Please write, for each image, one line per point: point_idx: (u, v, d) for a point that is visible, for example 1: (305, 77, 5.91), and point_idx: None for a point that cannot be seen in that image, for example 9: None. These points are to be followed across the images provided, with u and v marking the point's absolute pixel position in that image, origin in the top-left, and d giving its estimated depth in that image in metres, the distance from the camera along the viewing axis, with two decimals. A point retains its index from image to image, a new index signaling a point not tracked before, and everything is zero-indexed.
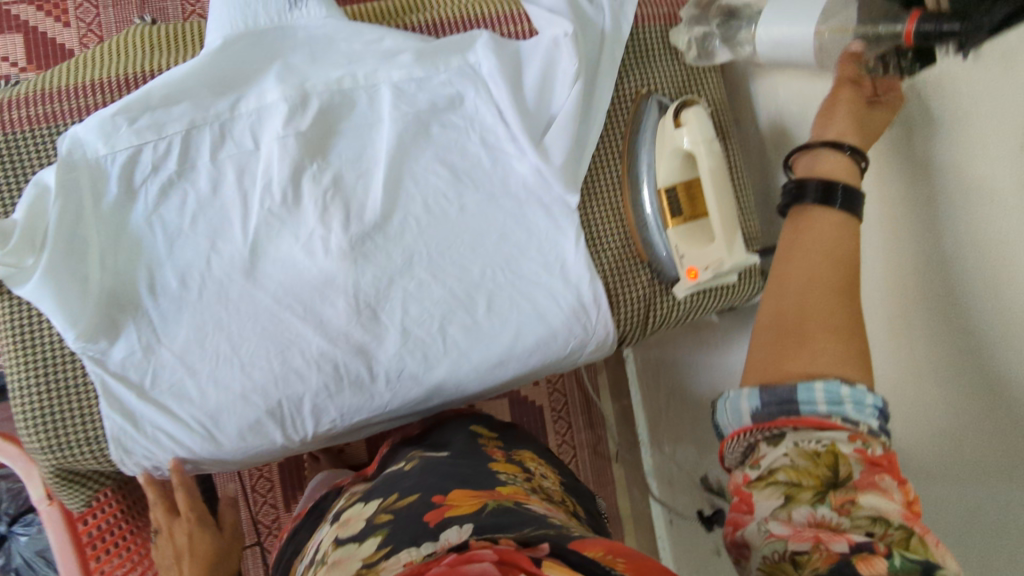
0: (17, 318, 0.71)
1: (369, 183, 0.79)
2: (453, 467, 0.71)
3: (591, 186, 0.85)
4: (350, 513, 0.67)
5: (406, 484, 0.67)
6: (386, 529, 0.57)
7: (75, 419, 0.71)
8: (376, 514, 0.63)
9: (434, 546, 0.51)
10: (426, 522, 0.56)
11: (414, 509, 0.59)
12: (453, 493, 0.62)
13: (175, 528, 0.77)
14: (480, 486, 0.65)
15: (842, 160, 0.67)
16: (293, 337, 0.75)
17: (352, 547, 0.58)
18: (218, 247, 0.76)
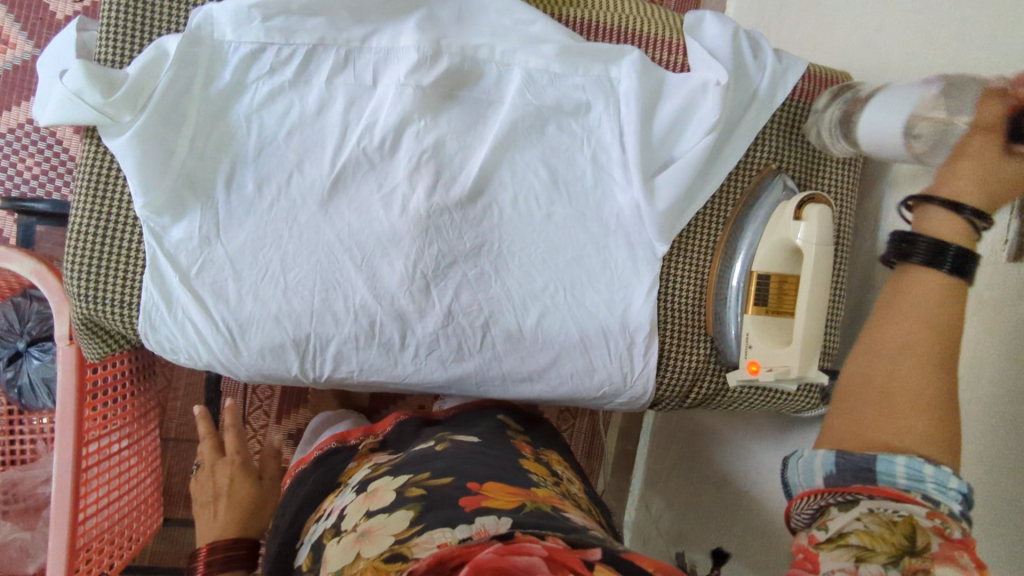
0: (97, 164, 0.71)
1: (468, 158, 0.76)
2: (486, 458, 0.70)
3: (683, 243, 0.81)
4: (379, 483, 0.67)
5: (438, 464, 0.67)
6: (421, 505, 0.58)
7: (117, 279, 0.72)
8: (406, 488, 0.63)
9: (470, 531, 0.51)
10: (462, 507, 0.57)
11: (446, 494, 0.60)
12: (488, 484, 0.63)
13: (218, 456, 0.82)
14: (513, 482, 0.65)
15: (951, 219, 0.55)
16: (342, 280, 0.74)
17: (383, 516, 0.59)
18: (303, 167, 0.74)
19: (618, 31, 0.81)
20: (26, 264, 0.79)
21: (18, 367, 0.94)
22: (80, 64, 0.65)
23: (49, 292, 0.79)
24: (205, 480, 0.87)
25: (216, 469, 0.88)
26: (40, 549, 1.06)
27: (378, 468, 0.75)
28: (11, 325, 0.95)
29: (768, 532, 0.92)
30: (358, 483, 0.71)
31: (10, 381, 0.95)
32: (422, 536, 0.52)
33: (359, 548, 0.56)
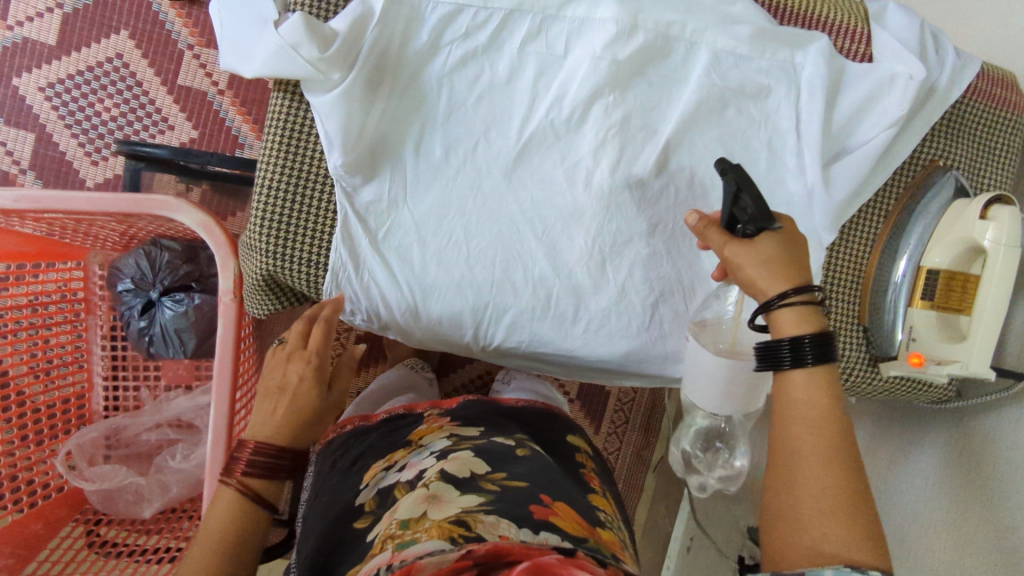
0: (291, 120, 0.69)
1: (650, 136, 0.76)
2: (561, 479, 0.71)
3: (847, 233, 0.82)
4: (461, 455, 0.71)
5: (516, 466, 0.69)
6: (492, 495, 0.60)
7: (305, 237, 0.71)
8: (482, 480, 0.65)
9: (533, 537, 0.53)
10: (531, 512, 0.58)
11: (520, 494, 0.62)
12: (558, 501, 0.63)
13: (293, 353, 0.70)
14: (583, 514, 0.65)
15: (801, 314, 0.54)
16: (521, 252, 0.74)
17: (454, 491, 0.62)
18: (489, 136, 0.73)
19: (806, 16, 0.80)
20: (194, 215, 0.78)
21: (151, 315, 0.95)
22: (299, 17, 0.62)
23: (216, 244, 0.78)
24: (277, 366, 0.70)
25: (291, 361, 0.70)
26: (154, 495, 1.07)
27: (454, 440, 0.77)
28: (145, 274, 0.95)
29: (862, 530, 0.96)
30: (439, 449, 0.75)
31: (143, 329, 0.95)
32: (487, 518, 0.55)
33: (428, 508, 0.59)
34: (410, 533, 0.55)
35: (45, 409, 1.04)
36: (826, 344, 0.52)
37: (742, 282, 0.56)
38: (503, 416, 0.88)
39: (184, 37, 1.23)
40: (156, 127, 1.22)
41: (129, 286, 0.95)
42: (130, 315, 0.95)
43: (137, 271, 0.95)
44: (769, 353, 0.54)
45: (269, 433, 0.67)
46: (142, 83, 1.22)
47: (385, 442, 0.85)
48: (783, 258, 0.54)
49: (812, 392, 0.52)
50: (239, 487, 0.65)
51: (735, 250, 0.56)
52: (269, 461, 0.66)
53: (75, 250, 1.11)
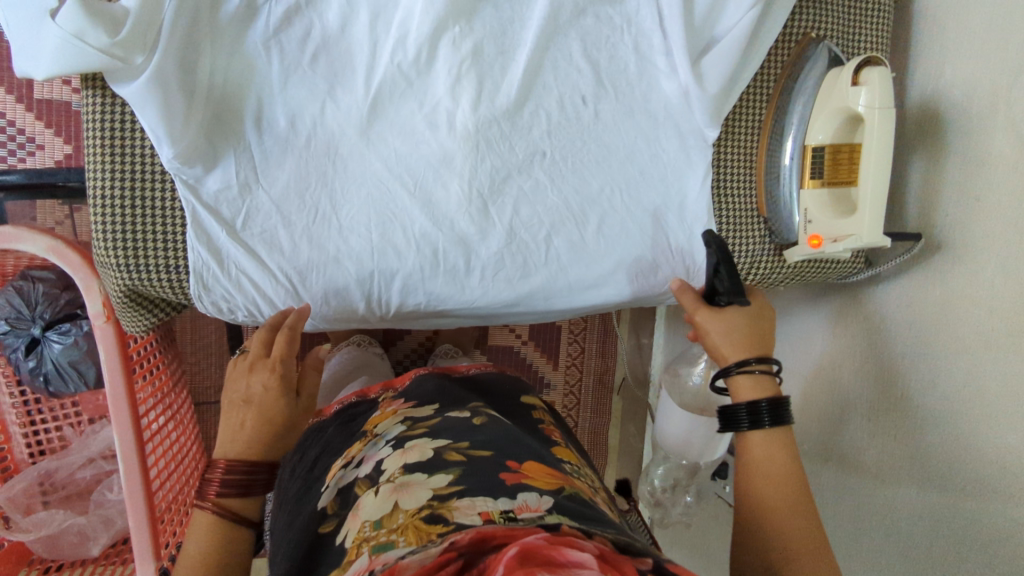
0: (107, 118, 0.63)
1: (509, 63, 0.71)
2: (523, 438, 0.75)
3: (731, 126, 0.80)
4: (418, 442, 0.74)
5: (478, 435, 0.74)
6: (460, 471, 0.64)
7: (156, 242, 0.65)
8: (446, 454, 0.70)
9: (512, 504, 0.57)
10: (504, 481, 0.62)
11: (486, 466, 0.65)
12: (527, 462, 0.67)
13: (257, 363, 0.68)
14: (551, 465, 0.70)
15: (761, 379, 0.64)
16: (396, 211, 0.70)
17: (423, 476, 0.65)
18: (335, 94, 0.68)
19: None
20: (39, 242, 0.73)
21: (38, 354, 0.89)
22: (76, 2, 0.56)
23: (72, 267, 0.73)
24: (238, 379, 0.68)
25: (253, 372, 0.67)
26: (100, 532, 1.04)
27: (407, 426, 0.85)
28: (20, 312, 0.89)
29: (806, 410, 0.97)
30: (393, 439, 0.81)
31: (34, 370, 0.89)
32: (462, 502, 0.58)
33: (398, 500, 0.62)
34: (384, 532, 0.57)
35: None
36: (780, 407, 0.61)
37: (710, 347, 0.67)
38: (454, 392, 0.97)
39: None
40: (23, 151, 1.13)
41: (6, 328, 0.89)
42: (16, 358, 0.89)
43: (12, 310, 0.89)
44: (729, 414, 0.63)
45: (239, 449, 0.65)
46: (2, 110, 1.12)
47: (342, 440, 0.93)
48: (748, 328, 0.66)
49: (768, 451, 0.60)
50: (215, 508, 0.62)
51: (706, 315, 0.67)
52: (244, 478, 0.64)
53: None
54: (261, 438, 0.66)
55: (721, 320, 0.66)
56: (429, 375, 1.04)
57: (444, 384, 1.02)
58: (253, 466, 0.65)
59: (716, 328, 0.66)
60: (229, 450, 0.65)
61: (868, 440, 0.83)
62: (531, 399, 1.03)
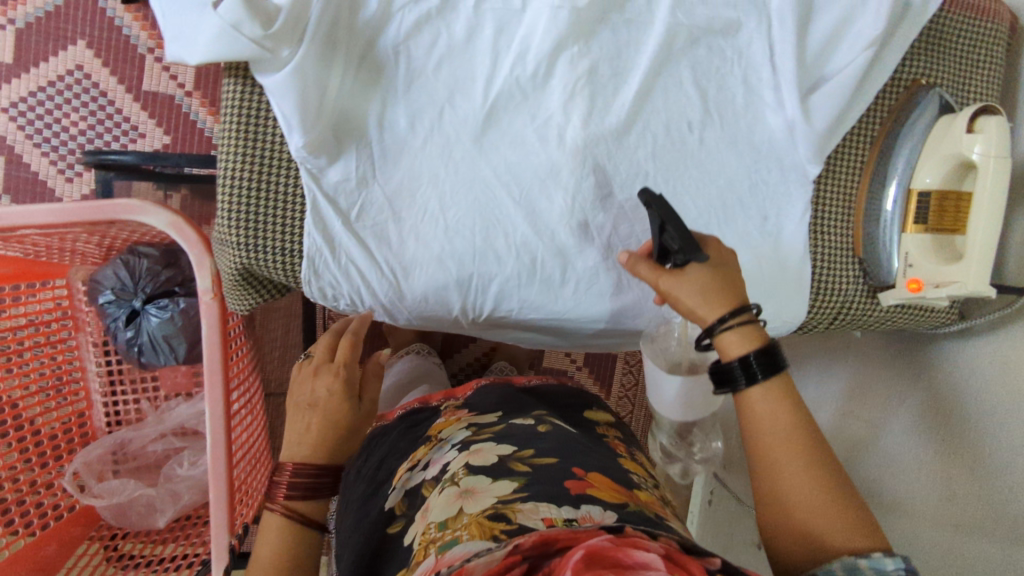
0: (245, 105, 0.67)
1: (621, 85, 0.73)
2: (587, 450, 0.77)
3: (833, 165, 0.80)
4: (484, 447, 0.77)
5: (541, 445, 0.76)
6: (524, 478, 0.67)
7: (277, 226, 0.69)
8: (512, 463, 0.71)
9: (574, 513, 0.58)
10: (568, 489, 0.64)
11: (551, 473, 0.67)
12: (592, 472, 0.69)
13: (320, 368, 0.77)
14: (617, 480, 0.71)
15: (742, 332, 0.55)
16: (501, 217, 0.72)
17: (486, 481, 0.68)
18: (454, 101, 0.71)
19: None
20: (162, 216, 0.77)
21: (137, 325, 0.94)
22: None
23: (189, 243, 0.77)
24: (305, 384, 0.76)
25: (318, 377, 0.75)
26: (166, 504, 1.06)
27: (472, 431, 0.87)
28: (124, 283, 0.93)
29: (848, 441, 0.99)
30: (458, 443, 0.83)
31: (130, 340, 0.94)
32: (525, 507, 0.59)
33: (463, 503, 0.64)
34: (449, 532, 0.60)
35: (45, 431, 1.04)
36: (770, 355, 0.54)
37: (681, 309, 0.58)
38: (515, 401, 0.99)
39: (143, 41, 1.24)
40: (127, 137, 1.24)
41: (111, 298, 0.94)
42: (116, 327, 0.94)
43: (117, 281, 0.94)
44: (723, 376, 0.56)
45: (307, 451, 0.72)
46: (112, 98, 1.23)
47: (406, 444, 0.96)
48: (719, 281, 0.57)
49: (777, 416, 0.53)
50: (285, 511, 0.68)
51: (668, 282, 0.58)
52: (309, 482, 0.70)
53: (57, 268, 1.09)
54: (325, 442, 0.73)
55: (689, 282, 0.57)
56: (487, 386, 1.07)
57: (507, 393, 1.04)
58: (316, 469, 0.71)
59: (689, 289, 0.57)
60: (301, 453, 0.72)
61: (936, 496, 0.80)
62: (595, 414, 1.03)
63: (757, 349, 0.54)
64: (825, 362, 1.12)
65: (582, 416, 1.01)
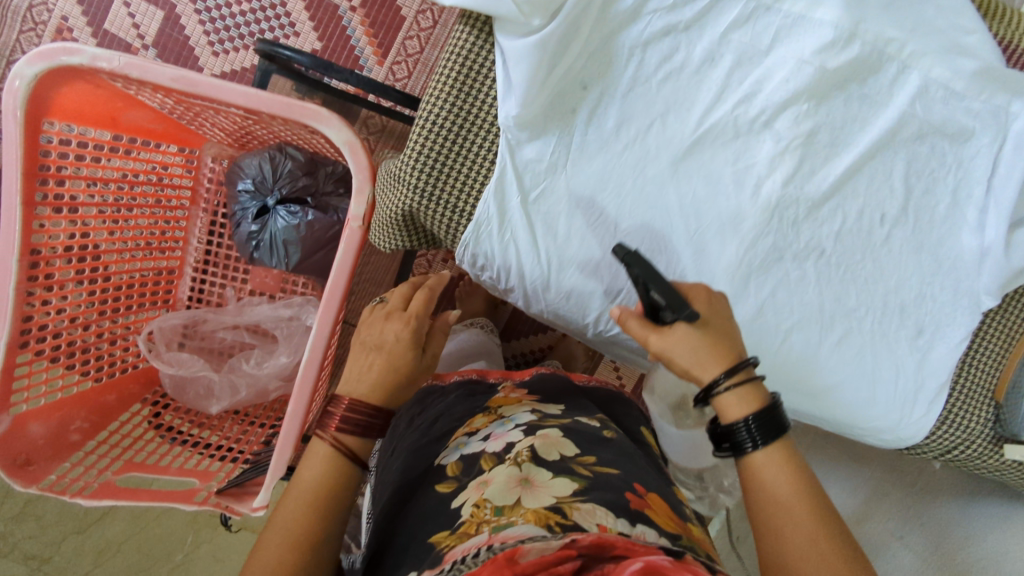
0: (470, 60, 0.67)
1: (833, 156, 0.71)
2: (646, 468, 0.77)
3: (1008, 304, 0.77)
4: (550, 435, 0.77)
5: (605, 453, 0.75)
6: (585, 482, 0.67)
7: (458, 183, 0.69)
8: (573, 463, 0.71)
9: (629, 531, 0.59)
10: (628, 502, 0.64)
11: (612, 483, 0.67)
12: (649, 492, 0.70)
13: (394, 312, 0.81)
14: (671, 506, 0.71)
15: (738, 391, 0.56)
16: (669, 245, 0.71)
17: (546, 475, 0.68)
18: (667, 118, 0.69)
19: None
20: (342, 133, 0.77)
21: (264, 222, 0.95)
22: None
23: (358, 167, 0.77)
24: (376, 325, 0.81)
25: (389, 321, 0.80)
26: (223, 393, 1.06)
27: (535, 416, 0.87)
28: (265, 178, 0.95)
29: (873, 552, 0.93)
30: (523, 425, 0.83)
31: (252, 233, 0.96)
32: (583, 506, 0.61)
33: (521, 494, 0.64)
34: (505, 517, 0.60)
35: (132, 283, 1.06)
36: (771, 414, 0.55)
37: (677, 369, 0.58)
38: (575, 399, 0.98)
39: None
40: (283, 30, 1.25)
41: (251, 188, 0.96)
42: (244, 216, 0.96)
43: (259, 174, 0.95)
44: (725, 436, 0.57)
45: (364, 390, 0.77)
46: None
47: (465, 411, 0.95)
48: (712, 340, 0.56)
49: (779, 477, 0.54)
50: (333, 443, 0.73)
51: (659, 341, 0.57)
52: (363, 420, 0.74)
53: (196, 138, 1.11)
54: (387, 385, 0.77)
55: (690, 343, 0.57)
56: (546, 375, 1.06)
57: (565, 387, 1.03)
58: (372, 412, 0.75)
59: (689, 352, 0.57)
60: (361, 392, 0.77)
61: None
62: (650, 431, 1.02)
63: (754, 411, 0.55)
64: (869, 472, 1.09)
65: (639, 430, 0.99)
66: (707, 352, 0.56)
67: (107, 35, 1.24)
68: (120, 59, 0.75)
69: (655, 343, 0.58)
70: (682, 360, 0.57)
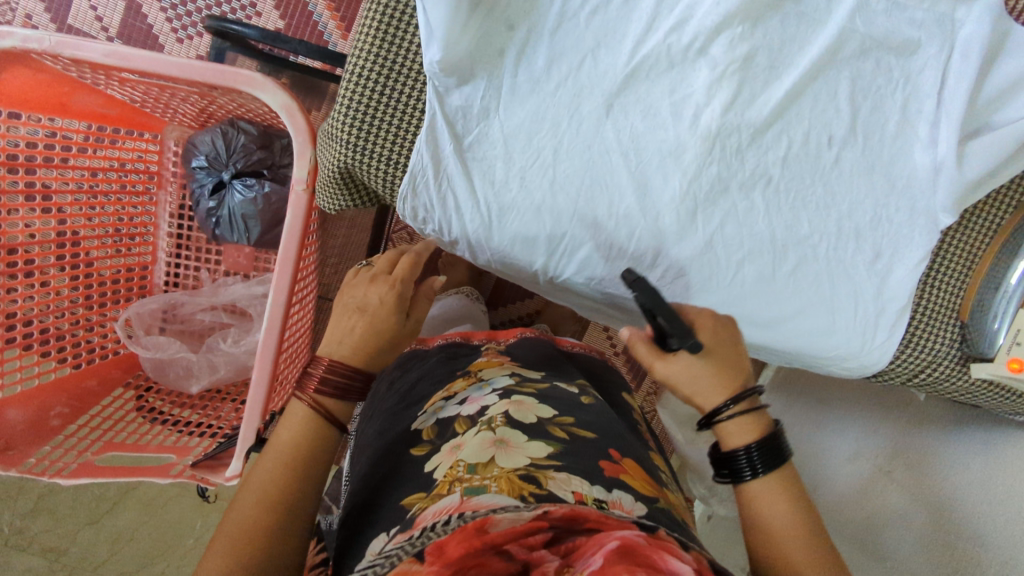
0: (391, 7, 0.67)
1: (773, 79, 0.69)
2: (627, 436, 0.76)
3: (965, 221, 0.75)
4: (526, 401, 0.76)
5: (584, 416, 0.75)
6: (561, 446, 0.65)
7: (390, 134, 0.68)
8: (550, 425, 0.71)
9: (605, 497, 0.57)
10: (602, 470, 0.63)
11: (587, 450, 0.66)
12: (626, 459, 0.69)
13: (378, 274, 0.82)
14: (649, 472, 0.71)
15: (745, 419, 0.56)
16: (610, 184, 0.70)
17: (522, 437, 0.66)
18: (598, 54, 0.68)
19: None
20: (278, 97, 0.76)
21: (221, 198, 0.95)
22: None
23: (297, 130, 0.77)
24: (360, 288, 0.81)
25: (374, 283, 0.80)
26: (202, 372, 1.09)
27: (515, 379, 0.85)
28: (219, 154, 0.95)
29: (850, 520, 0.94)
30: (499, 389, 0.81)
31: (211, 210, 0.96)
32: (558, 475, 0.58)
33: (496, 453, 0.62)
34: (479, 477, 0.58)
35: (108, 271, 1.07)
36: (773, 445, 0.54)
37: (682, 396, 0.59)
38: (558, 364, 0.98)
39: None
40: (245, 12, 1.24)
41: (204, 164, 0.96)
42: (201, 194, 0.96)
43: (213, 150, 0.95)
44: (724, 462, 0.56)
45: (344, 351, 0.77)
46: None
47: (445, 374, 0.93)
48: (715, 368, 0.57)
49: (776, 509, 0.53)
50: (312, 403, 0.72)
51: (662, 368, 0.58)
52: (342, 382, 0.74)
53: (155, 122, 1.11)
54: (370, 351, 0.77)
55: (688, 372, 0.57)
56: (528, 339, 1.07)
57: (548, 351, 1.04)
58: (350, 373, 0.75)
59: (689, 379, 0.57)
60: (343, 352, 0.77)
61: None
62: (631, 398, 1.02)
63: (757, 439, 0.55)
64: (860, 415, 1.08)
65: (620, 395, 1.00)
66: (710, 379, 0.57)
67: (70, 30, 1.24)
68: (49, 38, 0.74)
69: (660, 366, 0.58)
70: (688, 384, 0.57)
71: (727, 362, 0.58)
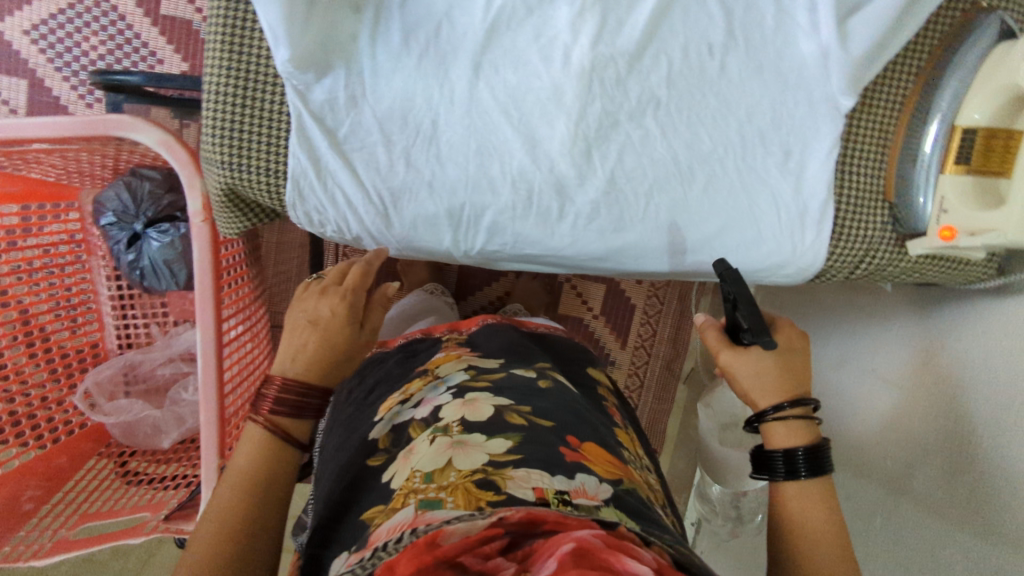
0: (231, 15, 0.64)
1: (636, 2, 0.67)
2: (587, 413, 0.69)
3: (868, 100, 0.73)
4: (479, 396, 0.68)
5: (541, 403, 0.68)
6: (521, 436, 0.58)
7: (263, 144, 0.67)
8: (508, 414, 0.64)
9: (568, 486, 0.51)
10: (562, 455, 0.56)
11: (545, 437, 0.59)
12: (588, 444, 0.61)
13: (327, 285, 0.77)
14: (613, 453, 0.63)
15: (799, 424, 0.59)
16: (497, 145, 0.68)
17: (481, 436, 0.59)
18: (453, 16, 0.66)
19: None
20: (153, 134, 0.74)
21: (139, 249, 0.94)
22: None
23: (179, 162, 0.75)
24: (310, 299, 0.75)
25: (324, 296, 0.75)
26: (170, 426, 1.09)
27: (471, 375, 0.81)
28: (127, 206, 0.93)
29: (853, 442, 0.88)
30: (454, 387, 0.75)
31: (133, 262, 0.95)
32: (517, 473, 0.52)
33: (453, 455, 0.56)
34: (435, 485, 0.52)
35: (59, 348, 1.06)
36: (819, 455, 0.57)
37: (739, 390, 0.63)
38: (522, 350, 0.95)
39: None
40: (146, 62, 1.21)
41: (114, 220, 0.94)
42: (119, 250, 0.95)
43: (120, 205, 0.93)
44: (764, 460, 0.59)
45: (301, 369, 0.72)
46: (129, 23, 1.21)
47: (400, 374, 0.90)
48: (780, 366, 0.61)
49: (809, 510, 0.55)
50: (267, 423, 0.69)
51: (728, 356, 0.63)
52: (297, 400, 0.70)
53: (67, 190, 1.10)
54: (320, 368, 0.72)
55: (747, 362, 0.61)
56: (488, 325, 1.04)
57: (512, 334, 1.00)
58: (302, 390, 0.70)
59: (743, 371, 0.62)
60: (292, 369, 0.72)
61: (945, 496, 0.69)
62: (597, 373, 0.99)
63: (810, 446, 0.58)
64: (829, 319, 1.03)
65: (586, 373, 0.96)
66: (761, 372, 0.61)
67: None
68: None
69: (728, 358, 0.63)
70: (748, 377, 0.62)
71: (776, 366, 0.61)
